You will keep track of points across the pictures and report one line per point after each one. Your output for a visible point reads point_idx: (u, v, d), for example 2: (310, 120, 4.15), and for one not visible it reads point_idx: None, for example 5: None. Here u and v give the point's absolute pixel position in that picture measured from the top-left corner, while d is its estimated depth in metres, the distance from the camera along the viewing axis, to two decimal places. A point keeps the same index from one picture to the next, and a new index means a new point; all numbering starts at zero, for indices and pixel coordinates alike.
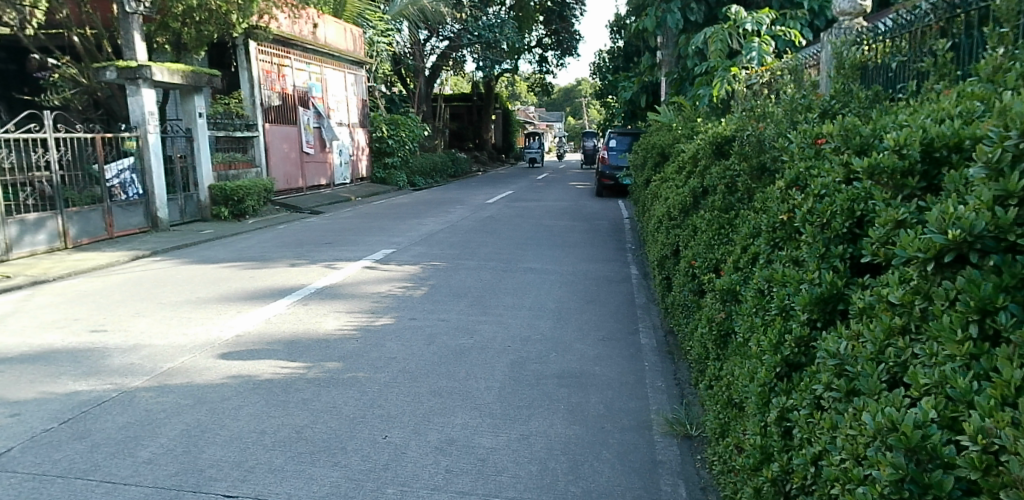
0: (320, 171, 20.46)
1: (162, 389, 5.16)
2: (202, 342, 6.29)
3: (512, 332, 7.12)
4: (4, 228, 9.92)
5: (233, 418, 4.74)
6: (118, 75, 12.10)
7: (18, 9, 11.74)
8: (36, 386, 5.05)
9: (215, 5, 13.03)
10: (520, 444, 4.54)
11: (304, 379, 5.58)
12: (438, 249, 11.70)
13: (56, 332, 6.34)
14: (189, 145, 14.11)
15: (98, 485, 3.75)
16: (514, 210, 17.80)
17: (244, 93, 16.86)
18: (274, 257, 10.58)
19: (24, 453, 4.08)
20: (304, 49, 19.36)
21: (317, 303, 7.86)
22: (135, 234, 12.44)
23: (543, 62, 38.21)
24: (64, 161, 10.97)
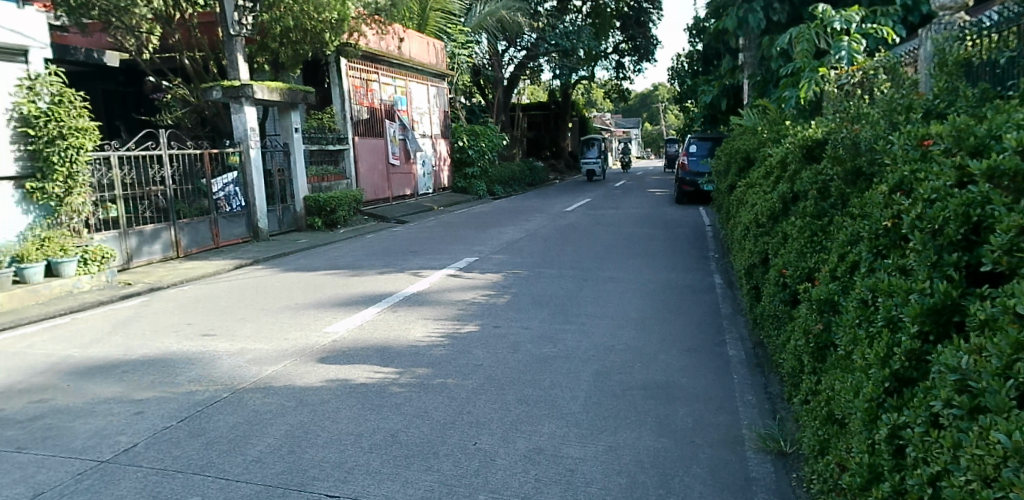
0: (404, 181, 21.03)
1: (268, 390, 5.44)
2: (302, 347, 6.59)
3: (597, 341, 7.08)
4: (125, 240, 10.72)
5: (333, 421, 4.93)
6: (224, 94, 12.92)
7: (135, 35, 12.72)
8: (157, 386, 5.42)
9: (310, 25, 13.69)
10: (609, 455, 4.50)
11: (397, 383, 5.75)
12: (519, 257, 11.78)
13: (171, 336, 6.80)
14: (286, 159, 14.86)
15: (213, 481, 3.97)
16: (593, 218, 17.73)
17: (336, 108, 17.57)
18: (364, 265, 10.95)
19: (147, 448, 4.35)
20: (391, 64, 20.02)
21: (406, 311, 8.07)
22: (238, 244, 13.16)
23: (619, 69, 37.88)
24: (176, 175, 11.75)
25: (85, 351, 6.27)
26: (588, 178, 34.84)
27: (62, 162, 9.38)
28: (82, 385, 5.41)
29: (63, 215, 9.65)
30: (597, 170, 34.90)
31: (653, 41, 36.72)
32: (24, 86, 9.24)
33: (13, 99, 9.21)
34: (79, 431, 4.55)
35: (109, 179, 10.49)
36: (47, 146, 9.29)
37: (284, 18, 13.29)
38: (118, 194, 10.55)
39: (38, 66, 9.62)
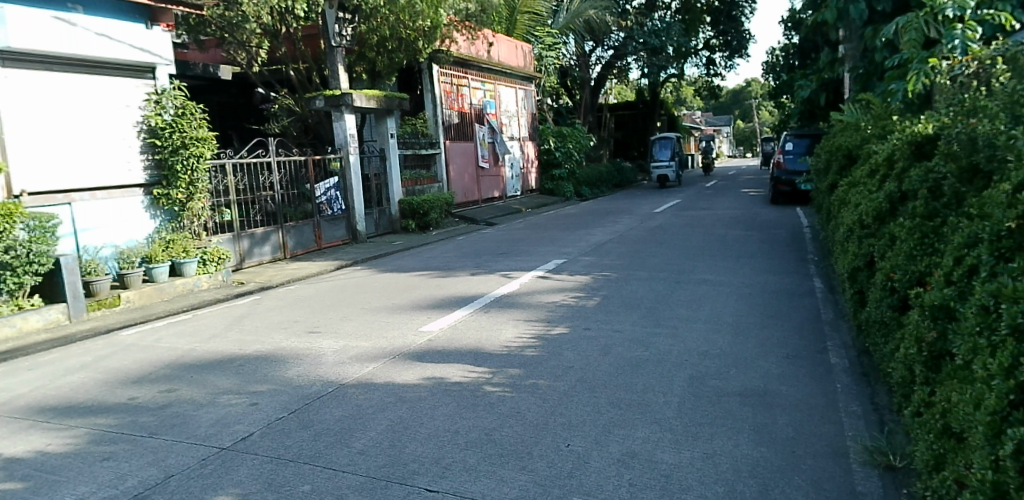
0: (494, 184, 21.31)
1: (368, 386, 5.69)
2: (400, 345, 6.84)
3: (690, 346, 6.95)
4: (237, 241, 11.45)
5: (430, 417, 5.09)
6: (326, 103, 13.57)
7: (246, 50, 13.57)
8: (269, 380, 5.76)
9: (405, 34, 14.18)
10: (705, 463, 4.41)
11: (490, 383, 5.86)
12: (608, 260, 11.69)
13: (281, 332, 7.23)
14: (383, 164, 15.41)
15: (322, 471, 4.19)
16: (684, 219, 17.33)
17: (428, 114, 18.05)
18: (456, 266, 11.22)
19: (263, 437, 4.65)
20: (480, 69, 20.38)
21: (496, 312, 8.19)
22: (339, 246, 13.77)
23: (710, 65, 36.80)
24: (283, 181, 12.38)
25: (206, 345, 6.77)
26: (659, 184, 29.68)
27: (183, 170, 10.10)
28: (203, 377, 5.82)
29: (185, 220, 10.45)
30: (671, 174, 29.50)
31: (746, 36, 35.32)
32: (152, 100, 10.07)
33: (142, 113, 10.07)
34: (203, 419, 4.90)
35: (224, 186, 11.16)
36: (172, 155, 10.03)
37: (380, 28, 13.82)
38: (233, 199, 11.25)
39: (162, 82, 10.43)
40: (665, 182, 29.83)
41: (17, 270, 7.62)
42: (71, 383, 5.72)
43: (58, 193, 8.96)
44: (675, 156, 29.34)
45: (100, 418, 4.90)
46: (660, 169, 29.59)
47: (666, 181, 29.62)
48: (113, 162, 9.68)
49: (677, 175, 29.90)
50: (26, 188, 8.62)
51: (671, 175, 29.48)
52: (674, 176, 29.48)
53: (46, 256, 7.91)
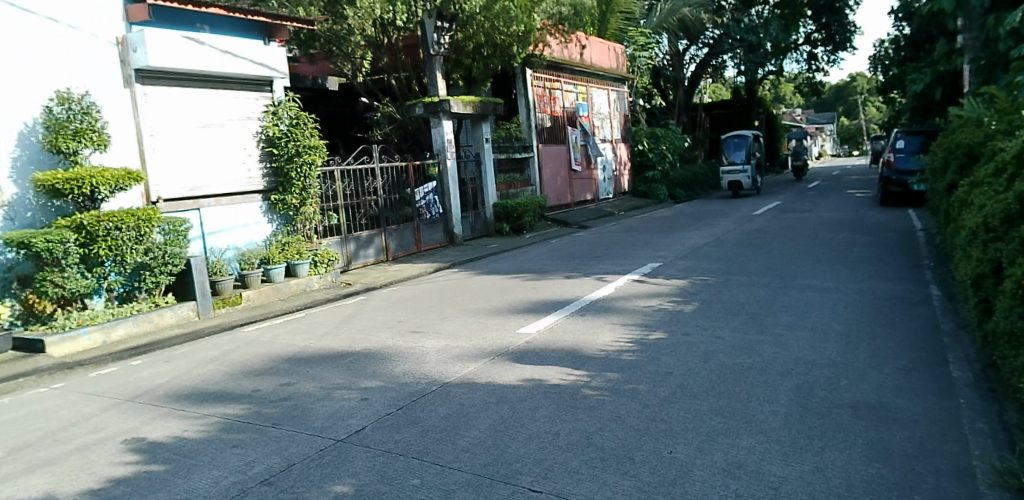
0: (586, 187, 21.24)
1: (470, 386, 5.82)
2: (499, 346, 6.96)
3: (796, 354, 6.66)
4: (345, 245, 11.99)
5: (531, 418, 5.15)
6: (425, 110, 13.97)
7: (352, 61, 14.17)
8: (377, 377, 6.01)
9: (500, 40, 14.52)
10: (816, 477, 4.22)
11: (588, 387, 5.85)
12: (706, 264, 11.39)
13: (386, 332, 7.52)
14: (478, 169, 15.70)
15: (430, 466, 4.34)
16: (785, 222, 16.64)
17: (521, 118, 18.21)
18: (551, 269, 11.27)
19: (373, 432, 4.86)
20: (572, 71, 20.41)
21: (593, 316, 8.16)
22: (437, 248, 14.15)
23: (812, 60, 35.06)
24: (386, 186, 12.84)
25: (317, 342, 7.13)
26: (731, 192, 24.83)
27: (298, 177, 10.71)
28: (318, 372, 6.14)
29: (298, 224, 11.06)
30: (746, 181, 24.48)
31: (851, 28, 33.52)
32: (269, 111, 10.75)
33: (261, 124, 10.76)
34: (319, 412, 5.18)
35: (333, 191, 11.74)
36: (288, 163, 10.64)
37: (477, 35, 14.33)
38: (340, 204, 11.82)
39: (279, 94, 11.14)
40: (739, 190, 24.97)
41: (155, 271, 8.43)
42: (200, 374, 6.16)
43: (189, 199, 9.72)
44: (752, 159, 24.48)
45: (228, 407, 5.27)
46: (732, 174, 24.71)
47: (739, 189, 24.83)
48: (235, 170, 10.39)
49: (753, 181, 25.08)
50: (162, 195, 9.40)
51: (746, 182, 24.57)
52: (749, 183, 24.59)
53: (179, 257, 8.62)
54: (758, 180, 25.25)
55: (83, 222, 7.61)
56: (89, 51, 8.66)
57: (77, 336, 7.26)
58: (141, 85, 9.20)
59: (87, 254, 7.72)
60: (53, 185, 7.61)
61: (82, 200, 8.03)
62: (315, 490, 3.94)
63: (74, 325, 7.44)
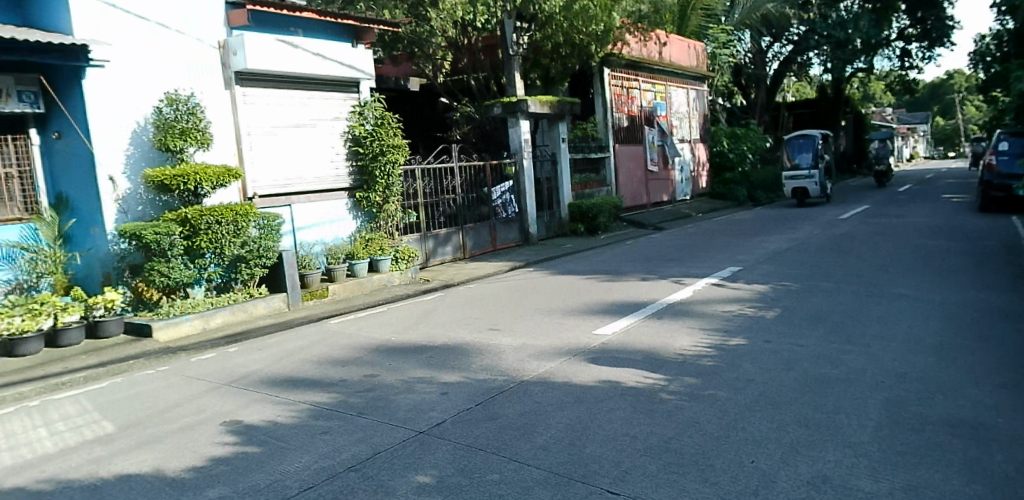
0: (662, 188, 20.91)
1: (547, 384, 5.86)
2: (575, 346, 6.97)
3: (886, 366, 6.36)
4: (424, 242, 12.27)
5: (608, 420, 5.14)
6: (504, 110, 14.10)
7: (432, 62, 14.44)
8: (455, 372, 6.14)
9: (578, 39, 14.42)
10: (908, 494, 4.02)
11: (666, 391, 5.77)
12: (788, 269, 11.01)
13: (463, 328, 7.64)
14: (554, 168, 15.72)
15: (508, 462, 4.40)
16: (874, 227, 15.86)
17: (598, 117, 18.10)
18: (627, 270, 11.18)
19: (453, 425, 4.97)
20: (650, 70, 20.13)
21: (670, 320, 8.02)
22: (512, 247, 14.27)
23: (905, 57, 33.25)
24: (463, 185, 13.06)
25: (398, 336, 7.34)
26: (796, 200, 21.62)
27: (382, 175, 11.03)
28: (398, 365, 6.31)
29: (381, 221, 11.39)
30: (814, 187, 21.21)
31: (949, 22, 31.57)
32: (356, 112, 11.08)
33: (348, 124, 11.14)
34: (401, 403, 5.34)
35: (414, 189, 12.03)
36: (372, 162, 10.97)
37: (555, 35, 14.25)
38: (420, 203, 12.10)
39: (364, 95, 11.51)
40: (804, 198, 21.90)
41: (250, 263, 8.87)
42: (289, 363, 6.44)
43: (281, 196, 10.18)
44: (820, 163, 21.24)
45: (315, 395, 5.50)
46: (797, 180, 21.65)
47: (805, 197, 21.58)
48: (323, 168, 10.81)
49: (822, 188, 21.77)
50: (258, 191, 9.89)
51: (813, 189, 21.32)
52: (818, 190, 21.32)
53: (272, 251, 9.05)
54: (826, 187, 21.99)
55: (188, 216, 8.13)
56: (194, 55, 9.22)
57: (181, 321, 7.75)
58: (240, 87, 9.70)
59: (191, 245, 8.23)
60: (161, 180, 8.16)
61: (187, 195, 8.56)
62: (398, 479, 4.07)
63: (178, 312, 7.93)
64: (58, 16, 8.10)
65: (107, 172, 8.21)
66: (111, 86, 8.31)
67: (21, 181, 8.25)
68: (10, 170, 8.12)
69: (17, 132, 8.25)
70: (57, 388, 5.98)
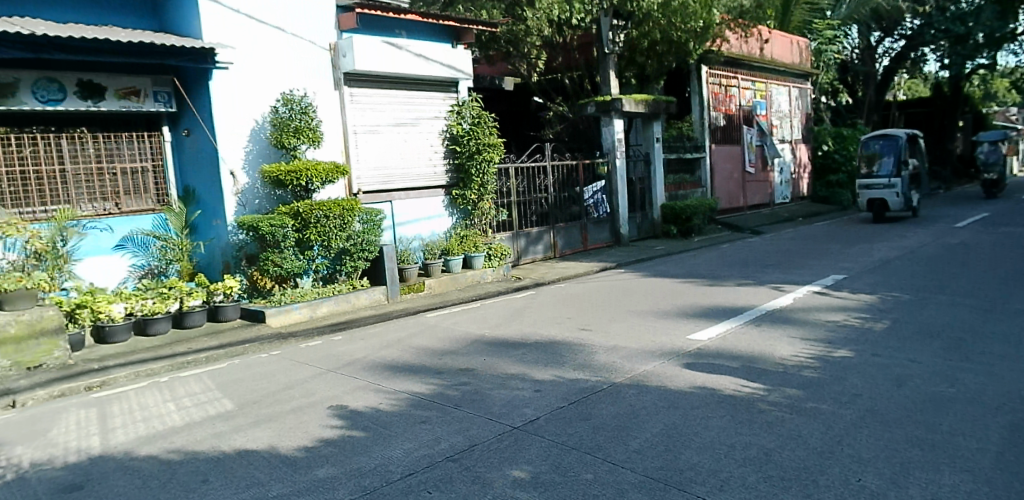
0: (760, 190, 20.18)
1: (642, 387, 5.80)
2: (670, 350, 6.85)
3: (1011, 388, 5.86)
4: (515, 240, 12.41)
5: (705, 427, 5.02)
6: (597, 109, 14.01)
7: (527, 61, 14.50)
8: (549, 370, 6.18)
9: (676, 37, 14.11)
10: None
11: (765, 401, 5.58)
12: (898, 279, 10.36)
13: (555, 327, 7.67)
14: (647, 168, 15.50)
15: (603, 463, 4.37)
16: (996, 236, 14.66)
17: (694, 116, 17.67)
18: (723, 275, 10.88)
19: (547, 422, 5.00)
20: (750, 67, 19.45)
21: (769, 327, 7.73)
22: (603, 248, 14.21)
23: None
24: (556, 184, 13.11)
25: (492, 332, 7.46)
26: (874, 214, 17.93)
27: (478, 173, 11.22)
28: (492, 360, 6.41)
29: (476, 218, 11.60)
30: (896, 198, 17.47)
31: None
32: (454, 111, 11.31)
33: (446, 122, 11.40)
34: (496, 398, 5.43)
35: (507, 188, 12.20)
36: (469, 160, 11.18)
37: (652, 32, 13.89)
38: (513, 201, 12.24)
39: (462, 94, 11.74)
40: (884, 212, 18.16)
41: (354, 256, 9.26)
42: (389, 352, 6.67)
43: (383, 192, 10.57)
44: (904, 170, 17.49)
45: (413, 386, 5.68)
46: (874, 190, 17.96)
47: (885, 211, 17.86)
48: (422, 166, 11.12)
49: (909, 200, 17.88)
50: (362, 187, 10.30)
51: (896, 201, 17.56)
52: (900, 202, 17.55)
53: (373, 245, 9.42)
54: (914, 198, 18.03)
55: (299, 210, 8.57)
56: (307, 57, 9.71)
57: (290, 309, 8.20)
58: (348, 87, 10.13)
59: (302, 237, 8.67)
60: (276, 175, 8.67)
61: (298, 190, 9.01)
62: (495, 472, 4.15)
63: (288, 300, 8.39)
64: (190, 22, 8.75)
65: (228, 167, 8.79)
66: (234, 87, 8.89)
67: (155, 174, 8.98)
68: (146, 164, 8.85)
69: (152, 129, 8.98)
70: (183, 366, 6.48)
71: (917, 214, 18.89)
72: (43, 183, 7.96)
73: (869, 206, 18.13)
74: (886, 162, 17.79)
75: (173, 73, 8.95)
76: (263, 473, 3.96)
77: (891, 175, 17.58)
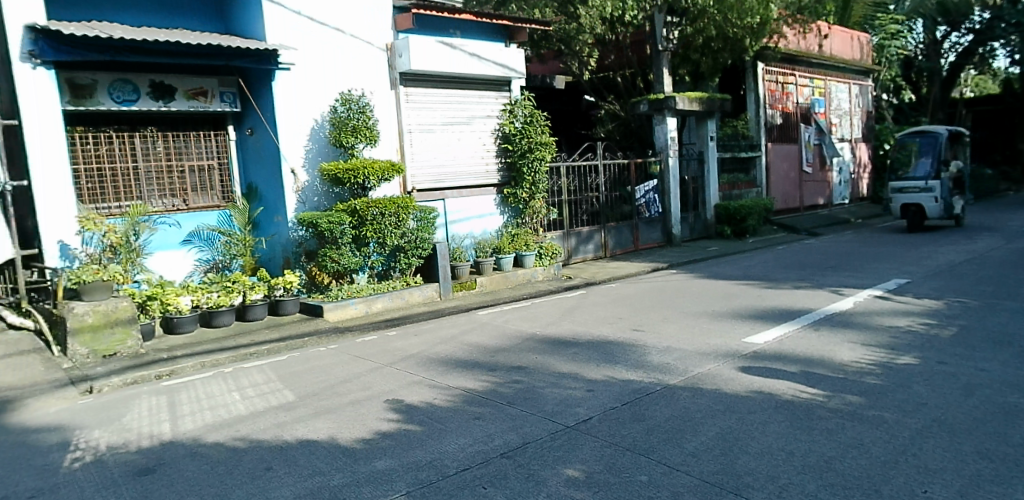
0: (818, 190, 19.62)
1: (697, 390, 5.71)
2: (725, 352, 6.73)
3: None
4: (566, 239, 12.39)
5: (762, 432, 4.91)
6: (650, 107, 13.87)
7: (579, 59, 14.43)
8: (601, 370, 6.14)
9: (732, 33, 13.82)
10: None
11: (825, 408, 5.41)
12: (966, 284, 9.90)
13: (607, 327, 7.62)
14: (700, 167, 15.27)
15: (658, 465, 4.31)
16: None
17: (750, 114, 17.31)
18: (779, 277, 10.62)
19: (601, 423, 4.97)
20: (809, 64, 18.93)
21: (829, 331, 7.49)
22: (655, 248, 14.05)
23: None
24: (607, 183, 13.04)
25: (544, 331, 7.46)
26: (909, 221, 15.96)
27: (529, 172, 11.25)
28: (544, 358, 6.41)
29: (527, 217, 11.62)
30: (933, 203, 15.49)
31: None
32: (507, 109, 11.35)
33: (499, 121, 11.45)
34: (549, 397, 5.44)
35: (558, 187, 12.20)
36: (521, 159, 11.22)
37: (707, 29, 13.64)
38: (564, 199, 12.22)
39: (515, 93, 11.77)
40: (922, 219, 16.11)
41: (408, 253, 9.39)
42: (443, 348, 6.75)
43: (436, 190, 10.69)
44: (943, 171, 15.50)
45: (466, 382, 5.73)
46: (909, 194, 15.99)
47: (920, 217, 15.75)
48: (475, 164, 11.21)
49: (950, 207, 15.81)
50: (417, 185, 10.44)
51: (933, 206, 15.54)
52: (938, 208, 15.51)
53: (427, 242, 9.54)
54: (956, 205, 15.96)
55: (356, 207, 8.76)
56: (365, 57, 9.90)
57: (347, 304, 8.38)
58: (404, 86, 10.28)
59: (358, 234, 8.87)
60: (335, 174, 8.89)
61: (355, 187, 9.20)
62: (548, 470, 4.16)
63: (345, 295, 8.59)
64: (254, 24, 9.02)
65: (290, 165, 9.04)
66: (296, 88, 9.14)
67: (220, 172, 9.32)
68: (212, 162, 9.18)
69: (218, 128, 9.31)
70: (246, 358, 6.70)
71: (962, 225, 16.75)
72: (117, 179, 8.33)
73: (904, 212, 16.16)
74: (924, 163, 15.96)
75: (239, 74, 9.26)
76: (324, 463, 4.07)
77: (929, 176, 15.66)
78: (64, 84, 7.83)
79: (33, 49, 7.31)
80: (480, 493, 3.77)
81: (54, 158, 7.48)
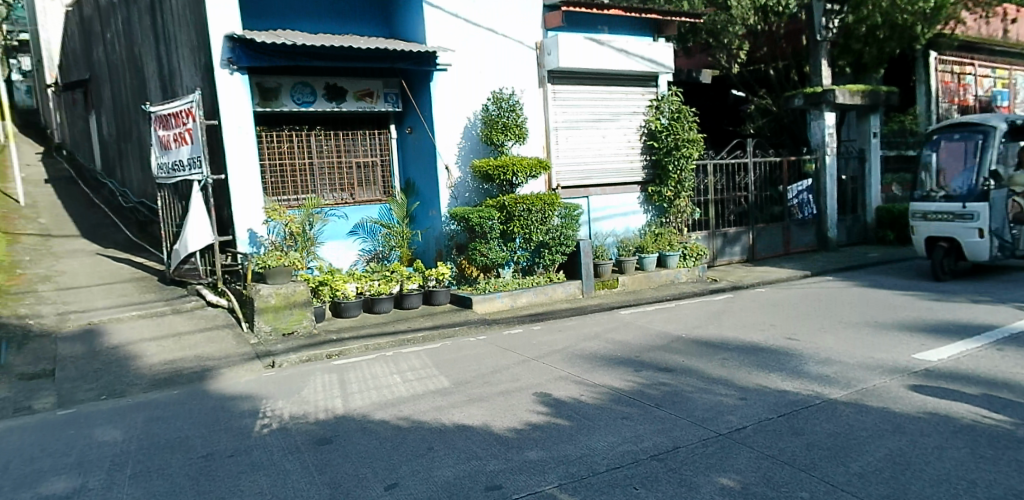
0: None
1: (862, 406, 5.34)
2: (893, 367, 6.21)
3: None
4: (711, 240, 11.98)
5: (939, 458, 4.48)
6: (806, 101, 13.11)
7: (727, 51, 13.93)
8: (754, 377, 5.90)
9: (900, 19, 12.47)
10: None
11: (1013, 437, 4.82)
12: None
13: (757, 334, 7.28)
14: (861, 167, 14.23)
15: (821, 483, 4.06)
16: None
17: (919, 109, 15.65)
18: (952, 290, 9.62)
19: (756, 433, 4.79)
20: (991, 52, 16.96)
21: (1015, 352, 6.66)
22: (807, 253, 13.24)
23: None
24: (757, 182, 12.49)
25: (691, 334, 7.28)
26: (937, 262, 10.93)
27: (675, 170, 11.01)
28: (692, 362, 6.26)
29: (671, 216, 11.38)
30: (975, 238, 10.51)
31: None
32: (653, 106, 11.24)
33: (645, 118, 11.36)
34: (699, 402, 5.31)
35: (704, 185, 11.88)
36: (666, 157, 11.02)
37: (872, 16, 12.63)
38: (710, 199, 11.86)
39: (662, 89, 11.55)
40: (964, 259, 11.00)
41: (552, 249, 9.51)
42: (588, 345, 6.79)
43: (581, 188, 10.74)
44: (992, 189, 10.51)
45: (614, 381, 5.72)
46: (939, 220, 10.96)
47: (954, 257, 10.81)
48: (619, 161, 11.15)
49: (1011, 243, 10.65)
50: (562, 182, 10.56)
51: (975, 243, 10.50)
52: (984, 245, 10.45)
53: (571, 239, 9.62)
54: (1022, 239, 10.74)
55: (505, 203, 8.97)
56: (517, 57, 10.14)
57: (494, 298, 8.67)
58: (552, 85, 10.43)
59: (506, 229, 9.11)
60: (485, 170, 9.20)
61: (504, 184, 9.46)
62: (702, 477, 4.06)
63: (492, 289, 8.87)
64: (416, 27, 9.51)
65: (444, 162, 9.48)
66: (452, 87, 9.56)
67: (382, 169, 9.93)
68: (375, 159, 9.82)
69: (381, 127, 9.92)
70: (405, 344, 7.11)
71: None
72: (295, 174, 9.13)
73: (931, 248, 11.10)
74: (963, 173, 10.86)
75: (402, 75, 9.82)
76: (480, 449, 4.24)
77: (968, 195, 10.65)
78: (255, 88, 8.64)
79: (230, 57, 8.13)
80: (631, 493, 3.76)
81: (246, 155, 8.31)
